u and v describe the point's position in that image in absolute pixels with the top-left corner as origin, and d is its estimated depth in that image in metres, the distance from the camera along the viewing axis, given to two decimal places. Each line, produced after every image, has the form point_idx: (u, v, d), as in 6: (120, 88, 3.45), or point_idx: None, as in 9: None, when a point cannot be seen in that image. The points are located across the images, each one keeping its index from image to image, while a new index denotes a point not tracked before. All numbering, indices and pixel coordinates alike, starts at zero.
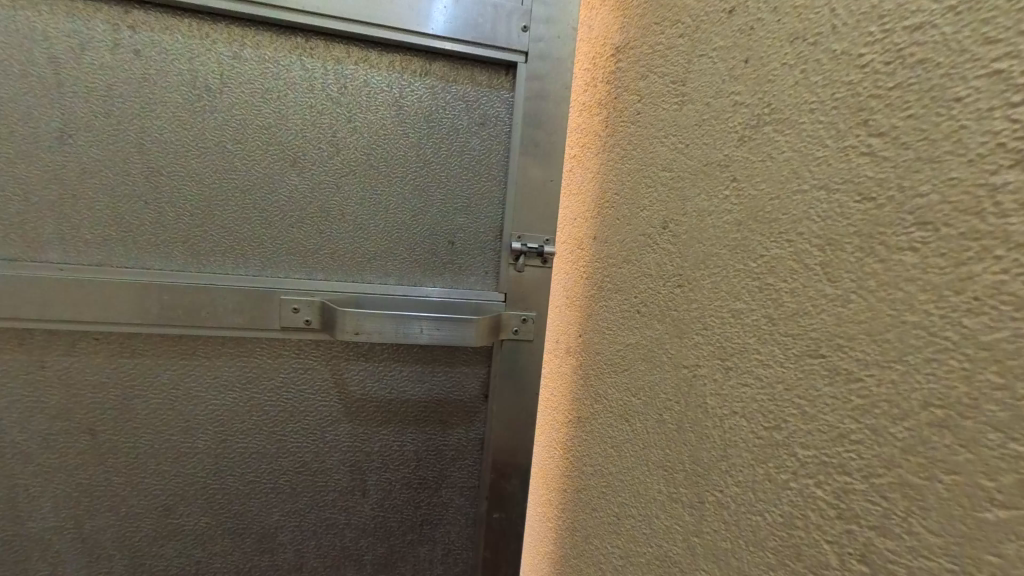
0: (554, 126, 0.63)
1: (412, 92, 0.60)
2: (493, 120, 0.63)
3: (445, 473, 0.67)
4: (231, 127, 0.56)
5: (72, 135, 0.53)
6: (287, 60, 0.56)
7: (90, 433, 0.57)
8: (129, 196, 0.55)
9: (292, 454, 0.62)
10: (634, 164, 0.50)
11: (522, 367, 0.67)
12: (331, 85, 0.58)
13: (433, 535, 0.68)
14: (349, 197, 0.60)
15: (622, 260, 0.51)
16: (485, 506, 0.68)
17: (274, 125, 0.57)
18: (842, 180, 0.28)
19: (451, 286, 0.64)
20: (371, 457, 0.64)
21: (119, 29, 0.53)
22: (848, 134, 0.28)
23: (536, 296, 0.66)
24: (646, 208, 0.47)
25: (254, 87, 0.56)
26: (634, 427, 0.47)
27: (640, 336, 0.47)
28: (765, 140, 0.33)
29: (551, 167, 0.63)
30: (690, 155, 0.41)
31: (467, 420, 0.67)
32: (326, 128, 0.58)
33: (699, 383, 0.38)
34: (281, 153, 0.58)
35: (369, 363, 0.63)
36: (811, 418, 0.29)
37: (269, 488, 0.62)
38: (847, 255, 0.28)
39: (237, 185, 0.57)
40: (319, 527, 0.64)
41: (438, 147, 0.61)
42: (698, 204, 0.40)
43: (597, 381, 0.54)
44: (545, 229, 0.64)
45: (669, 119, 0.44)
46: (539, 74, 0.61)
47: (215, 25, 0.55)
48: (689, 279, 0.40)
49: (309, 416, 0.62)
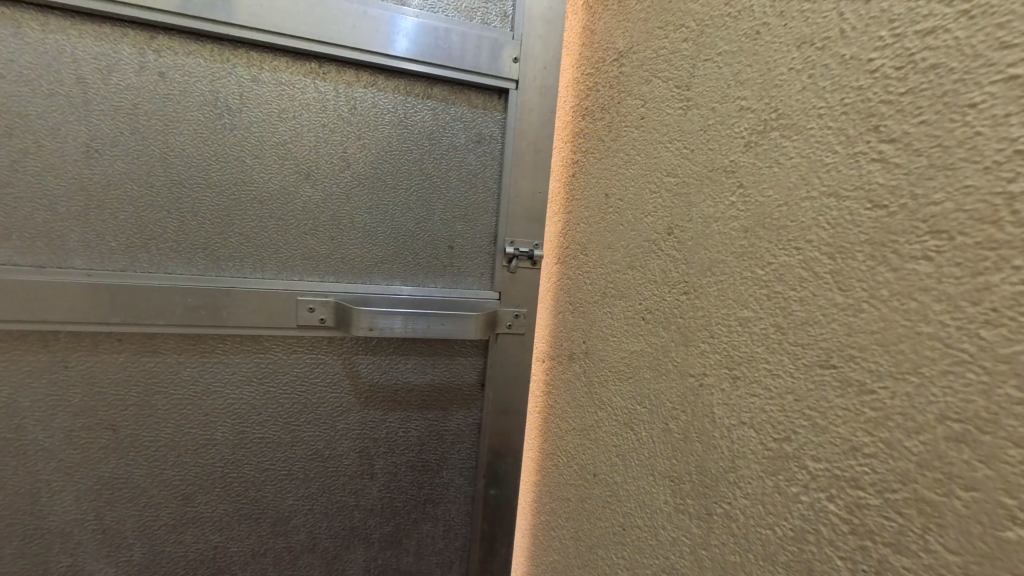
0: (542, 141, 0.66)
1: (415, 112, 0.63)
2: (489, 138, 0.66)
3: (446, 455, 0.69)
4: (252, 144, 0.59)
5: (99, 149, 0.55)
6: (302, 82, 0.59)
7: (112, 429, 0.58)
8: (152, 204, 0.57)
9: (305, 442, 0.64)
10: (638, 169, 0.49)
11: (516, 360, 0.69)
12: (342, 106, 0.61)
13: (435, 513, 0.70)
14: (358, 208, 0.62)
15: (625, 267, 0.50)
16: (482, 484, 0.70)
17: (289, 143, 0.60)
18: (852, 187, 0.27)
19: (451, 286, 0.66)
20: (378, 443, 0.67)
21: (144, 52, 0.55)
22: (859, 140, 0.27)
23: (529, 295, 0.69)
24: (651, 214, 0.46)
25: (271, 108, 0.59)
26: (639, 435, 0.46)
27: (646, 343, 0.46)
28: (772, 146, 0.33)
29: (539, 178, 0.66)
30: (696, 162, 0.40)
31: (464, 406, 0.69)
32: (338, 145, 0.61)
33: (705, 393, 0.38)
34: (297, 168, 0.60)
35: (377, 356, 0.65)
36: (822, 431, 0.28)
37: (278, 477, 0.64)
38: (857, 263, 0.27)
39: (254, 196, 0.59)
40: (331, 510, 0.66)
41: (440, 161, 0.64)
42: (703, 210, 0.39)
43: (599, 386, 0.53)
44: (534, 233, 0.67)
45: (674, 125, 0.43)
46: (529, 97, 0.65)
47: (236, 51, 0.57)
48: (695, 286, 0.39)
49: (319, 418, 0.64)
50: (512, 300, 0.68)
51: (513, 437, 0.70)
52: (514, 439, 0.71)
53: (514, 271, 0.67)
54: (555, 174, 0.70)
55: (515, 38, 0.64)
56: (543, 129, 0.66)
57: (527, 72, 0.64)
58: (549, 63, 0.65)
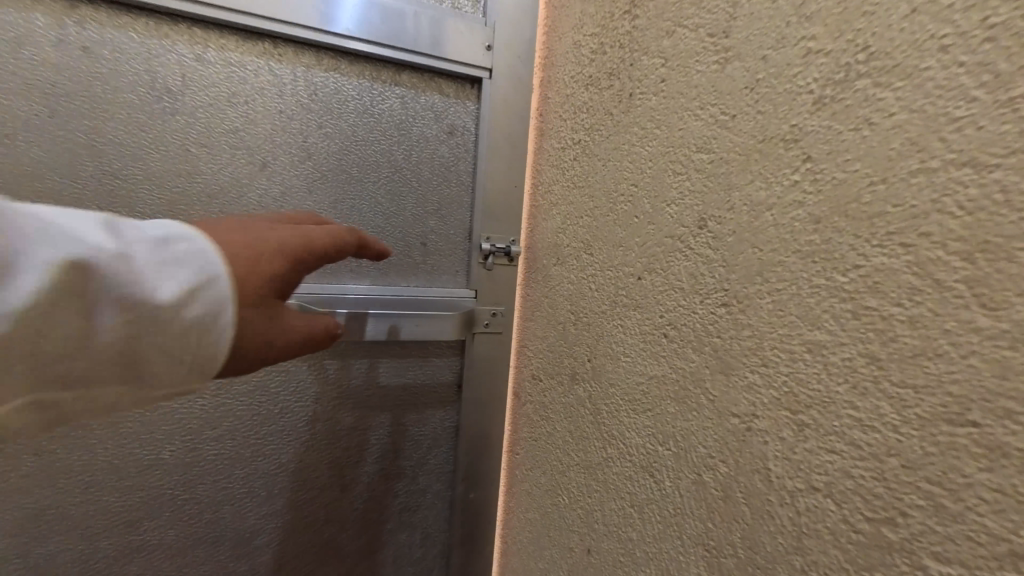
0: (517, 133, 0.59)
1: (382, 100, 0.55)
2: (461, 130, 0.59)
3: (422, 460, 0.61)
4: (196, 131, 0.49)
5: (7, 133, 0.44)
6: (255, 64, 0.50)
7: (35, 455, 0.48)
8: (78, 198, 0.47)
9: (267, 457, 0.55)
10: (658, 146, 0.37)
11: (495, 361, 0.62)
12: (300, 92, 0.52)
13: (413, 522, 0.62)
14: (321, 203, 0.54)
15: (640, 270, 0.39)
16: (462, 487, 0.62)
17: (241, 130, 0.51)
18: (1004, 150, 0.18)
19: (426, 284, 0.58)
20: (349, 452, 0.58)
21: (65, 24, 0.45)
22: (1016, 80, 0.18)
23: (507, 292, 0.61)
24: (675, 202, 0.35)
25: (218, 92, 0.49)
26: (660, 485, 0.35)
27: (669, 368, 0.35)
28: (857, 101, 0.23)
29: (516, 171, 0.60)
30: (737, 131, 0.30)
31: (440, 407, 0.62)
32: (296, 133, 0.52)
33: (756, 441, 0.27)
34: (248, 158, 0.51)
35: (347, 361, 0.56)
36: (952, 518, 0.19)
37: (233, 512, 0.54)
38: (1014, 269, 0.18)
39: (202, 189, 0.50)
40: (299, 527, 0.56)
41: (409, 154, 0.56)
42: (749, 195, 0.29)
43: (607, 417, 0.42)
44: (511, 228, 0.60)
45: (706, 85, 0.32)
46: (501, 88, 0.58)
47: (175, 26, 0.48)
48: (740, 296, 0.29)
49: (280, 448, 0.55)
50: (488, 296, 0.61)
51: (492, 436, 0.63)
52: (493, 439, 0.63)
53: (491, 270, 0.59)
54: (531, 168, 0.60)
55: (487, 25, 0.57)
56: (518, 121, 0.59)
57: (500, 61, 0.58)
58: (524, 53, 0.59)
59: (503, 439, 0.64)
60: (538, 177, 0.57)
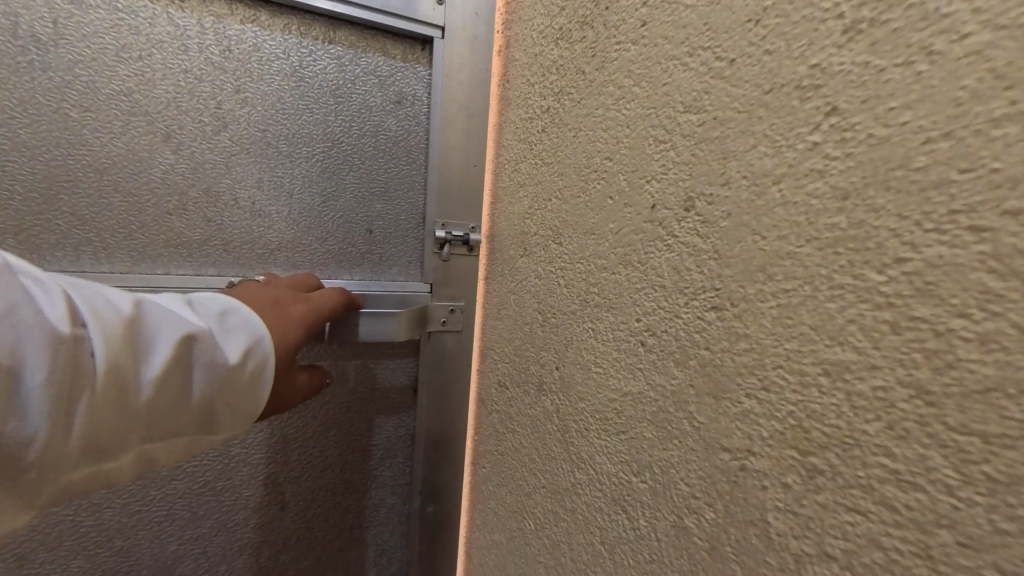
0: (475, 104, 0.52)
1: (314, 59, 0.47)
2: (411, 98, 0.51)
3: (373, 472, 0.55)
4: (75, 90, 0.40)
5: None
6: (149, 10, 0.41)
7: None
8: None
9: (187, 475, 0.47)
10: (637, 109, 0.30)
11: (455, 360, 0.56)
12: (210, 48, 0.43)
13: (364, 539, 0.55)
14: (242, 180, 0.45)
15: (614, 261, 0.32)
16: (419, 501, 0.57)
17: (136, 92, 0.41)
18: None
19: (373, 277, 0.52)
20: (289, 466, 0.50)
21: None
22: None
23: (468, 287, 0.55)
24: (657, 177, 0.28)
25: (104, 43, 0.40)
26: (635, 523, 0.29)
27: (646, 384, 0.28)
28: (911, 24, 0.16)
29: (474, 148, 0.53)
30: (736, 82, 0.23)
31: (394, 414, 0.55)
32: (207, 99, 0.43)
33: (752, 485, 0.21)
34: (146, 126, 0.42)
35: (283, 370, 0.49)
36: None
37: (146, 545, 0.46)
38: None
39: (87, 160, 0.41)
40: (230, 550, 0.49)
41: (349, 126, 0.49)
42: (751, 166, 0.22)
43: (576, 435, 0.36)
44: (470, 213, 0.54)
45: (697, 24, 0.25)
46: (457, 50, 0.51)
47: None
48: (735, 299, 0.22)
49: (203, 470, 0.47)
50: (447, 290, 0.55)
51: (453, 443, 0.57)
52: (453, 447, 0.58)
53: (447, 260, 0.53)
54: (494, 148, 0.52)
55: None
56: (477, 92, 0.52)
57: (455, 20, 0.51)
58: (484, 9, 0.51)
59: (466, 446, 0.58)
60: (505, 154, 0.49)
